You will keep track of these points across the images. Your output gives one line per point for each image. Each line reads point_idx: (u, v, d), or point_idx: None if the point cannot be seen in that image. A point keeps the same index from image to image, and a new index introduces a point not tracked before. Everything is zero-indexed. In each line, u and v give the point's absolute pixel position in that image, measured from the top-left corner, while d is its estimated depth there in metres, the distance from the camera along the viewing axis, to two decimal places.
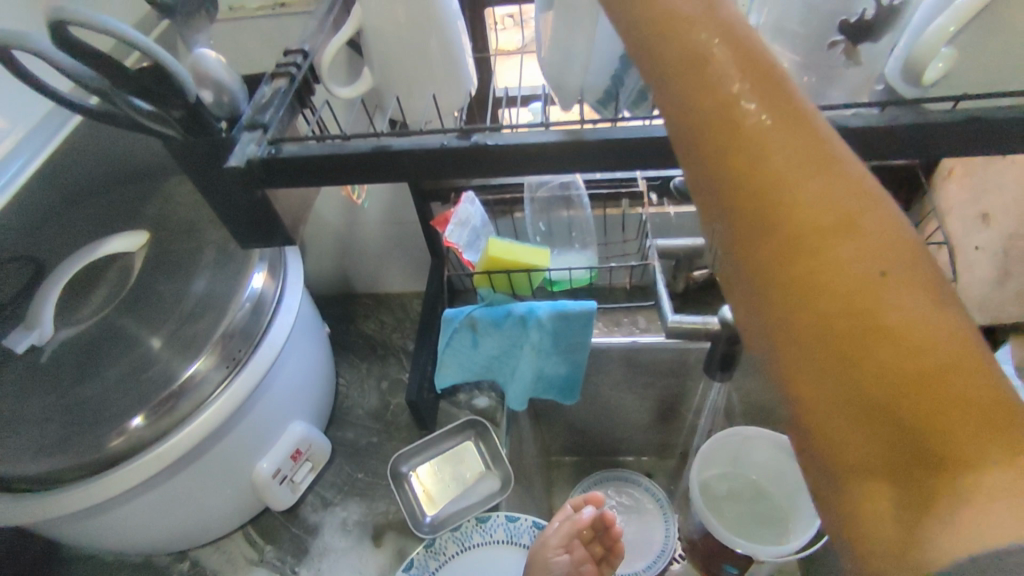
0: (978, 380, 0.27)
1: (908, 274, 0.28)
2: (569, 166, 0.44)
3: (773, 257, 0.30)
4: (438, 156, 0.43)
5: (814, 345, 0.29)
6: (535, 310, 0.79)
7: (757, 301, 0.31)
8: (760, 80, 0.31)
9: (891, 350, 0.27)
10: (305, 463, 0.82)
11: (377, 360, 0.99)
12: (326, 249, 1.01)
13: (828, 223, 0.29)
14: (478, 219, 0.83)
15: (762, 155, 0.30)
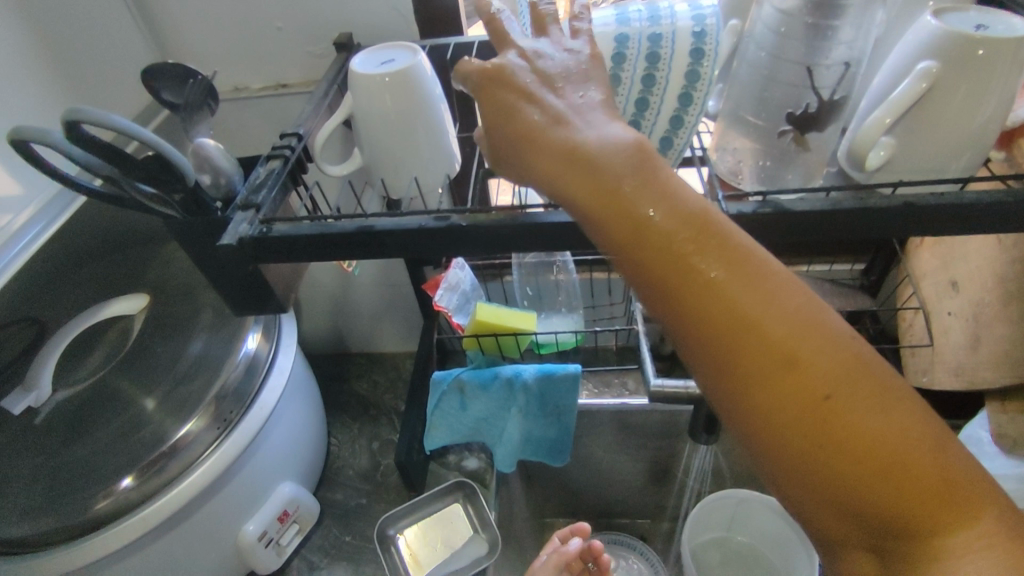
0: (930, 466, 0.31)
1: (856, 389, 0.32)
2: (542, 244, 0.47)
3: (748, 393, 0.33)
4: (418, 234, 0.46)
5: (795, 465, 0.33)
6: (522, 373, 0.80)
7: (740, 425, 0.34)
8: (698, 226, 0.34)
9: (859, 463, 0.31)
10: (293, 525, 0.82)
11: (369, 421, 1.01)
12: (322, 310, 1.04)
13: (787, 357, 0.32)
14: (469, 283, 0.86)
15: (725, 295, 0.33)
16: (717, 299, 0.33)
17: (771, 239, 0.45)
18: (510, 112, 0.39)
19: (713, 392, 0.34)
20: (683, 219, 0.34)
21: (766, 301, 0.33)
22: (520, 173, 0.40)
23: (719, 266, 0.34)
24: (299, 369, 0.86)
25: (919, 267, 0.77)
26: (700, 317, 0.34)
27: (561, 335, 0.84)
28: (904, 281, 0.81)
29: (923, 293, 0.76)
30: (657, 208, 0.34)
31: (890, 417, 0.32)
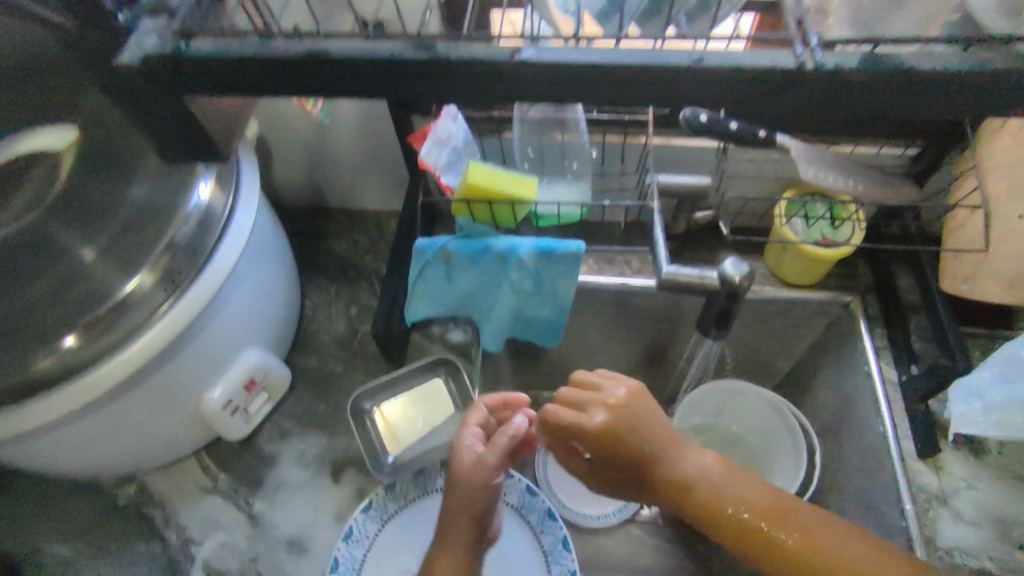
0: (841, 554, 0.49)
1: (790, 521, 0.51)
2: (541, 88, 0.36)
3: (730, 532, 0.52)
4: (389, 67, 0.36)
5: (735, 538, 0.52)
6: (516, 248, 0.69)
7: (727, 539, 0.52)
8: (710, 472, 0.54)
9: (782, 539, 0.50)
10: (261, 392, 0.77)
11: (346, 284, 0.94)
12: (295, 158, 0.91)
13: (760, 528, 0.51)
14: (461, 138, 0.74)
15: (689, 488, 0.53)
16: (713, 499, 0.53)
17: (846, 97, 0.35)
18: (571, 421, 0.56)
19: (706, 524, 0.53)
20: (699, 470, 0.54)
21: (738, 504, 0.52)
22: (561, 430, 0.57)
23: (727, 505, 0.52)
24: (263, 226, 0.75)
25: (992, 157, 0.66)
26: (705, 508, 0.53)
27: (563, 207, 0.73)
28: (968, 172, 0.70)
29: (990, 187, 0.66)
30: (689, 473, 0.54)
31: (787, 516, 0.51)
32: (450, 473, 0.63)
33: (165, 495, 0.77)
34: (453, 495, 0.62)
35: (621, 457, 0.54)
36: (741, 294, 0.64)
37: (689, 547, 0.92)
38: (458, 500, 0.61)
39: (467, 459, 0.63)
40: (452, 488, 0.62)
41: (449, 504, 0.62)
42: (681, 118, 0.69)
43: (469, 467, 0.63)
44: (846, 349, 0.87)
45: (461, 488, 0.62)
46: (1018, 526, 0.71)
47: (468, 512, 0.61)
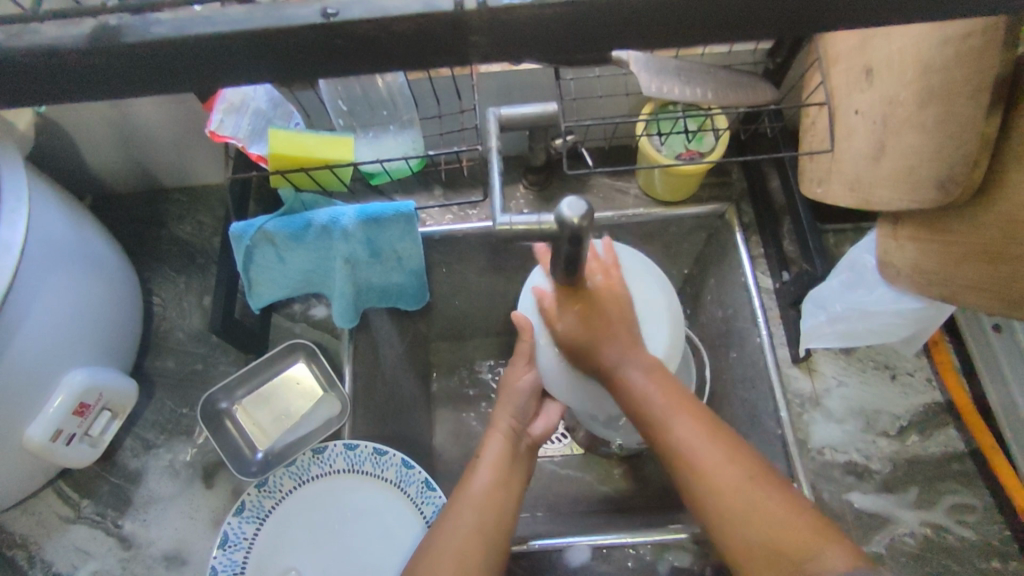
0: (721, 460, 0.56)
1: (693, 413, 0.58)
2: (251, 64, 0.27)
3: (663, 395, 0.58)
4: (44, 54, 0.26)
5: (678, 398, 0.58)
6: (339, 217, 0.64)
7: (664, 380, 0.59)
8: (655, 369, 0.60)
9: (684, 426, 0.57)
10: (103, 411, 0.71)
11: (197, 272, 0.86)
12: (101, 138, 0.79)
13: (676, 400, 0.58)
14: (263, 99, 0.66)
15: (667, 426, 0.57)
16: (665, 424, 0.58)
17: (642, 32, 0.27)
18: (638, 400, 0.58)
19: (652, 403, 0.58)
20: (648, 374, 0.59)
21: (671, 384, 0.59)
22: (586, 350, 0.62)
23: (677, 415, 0.58)
24: (56, 234, 0.65)
25: (833, 46, 0.60)
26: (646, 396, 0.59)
27: (389, 164, 0.67)
28: (814, 67, 0.64)
29: (832, 82, 0.60)
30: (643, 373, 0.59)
31: (669, 426, 0.57)
32: (475, 481, 0.61)
33: (23, 534, 0.71)
34: (463, 518, 0.58)
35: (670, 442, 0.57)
36: (584, 236, 0.54)
37: (594, 474, 0.92)
38: (477, 509, 0.59)
39: (493, 474, 0.62)
40: (480, 502, 0.59)
41: (451, 513, 0.59)
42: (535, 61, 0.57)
43: (494, 475, 0.62)
44: (725, 263, 0.82)
45: (475, 504, 0.59)
46: (882, 413, 0.72)
47: (462, 525, 0.58)
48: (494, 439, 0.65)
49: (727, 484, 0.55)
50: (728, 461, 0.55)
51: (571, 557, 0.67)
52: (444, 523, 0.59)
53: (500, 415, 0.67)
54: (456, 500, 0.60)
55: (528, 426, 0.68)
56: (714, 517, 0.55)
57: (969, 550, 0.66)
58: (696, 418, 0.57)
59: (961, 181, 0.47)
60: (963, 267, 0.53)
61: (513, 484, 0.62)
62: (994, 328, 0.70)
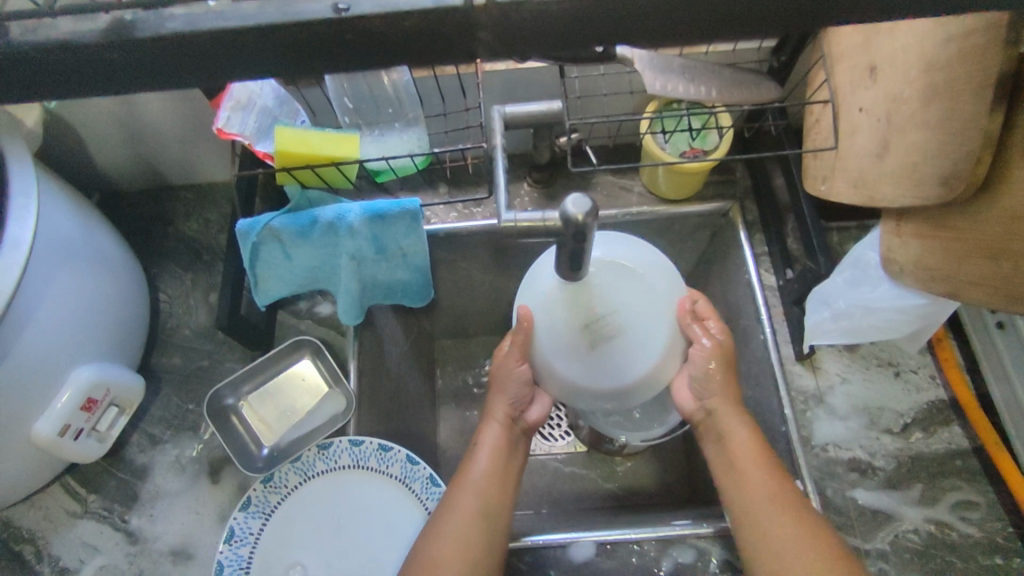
0: (779, 502, 0.56)
1: (771, 481, 0.58)
2: (265, 61, 0.28)
3: (761, 475, 0.58)
4: (62, 50, 0.26)
5: (772, 480, 0.58)
6: (345, 213, 0.64)
7: (762, 467, 0.59)
8: (745, 439, 0.61)
9: (768, 494, 0.57)
10: (111, 407, 0.72)
11: (203, 269, 0.86)
12: (109, 136, 0.79)
13: (761, 475, 0.58)
14: (270, 97, 0.66)
15: (745, 471, 0.59)
16: (738, 469, 0.60)
17: (648, 29, 0.28)
18: (733, 447, 0.61)
19: (744, 470, 0.60)
20: (750, 444, 0.61)
21: (758, 453, 0.60)
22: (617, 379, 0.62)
23: (769, 478, 0.58)
24: (64, 231, 0.66)
25: (836, 44, 0.60)
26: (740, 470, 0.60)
27: (393, 161, 0.67)
28: (818, 64, 0.64)
29: (836, 80, 0.61)
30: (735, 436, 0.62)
31: (750, 498, 0.58)
32: (471, 476, 0.62)
33: (31, 528, 0.72)
34: (464, 505, 0.59)
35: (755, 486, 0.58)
36: (589, 233, 0.54)
37: (597, 471, 0.92)
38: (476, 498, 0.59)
39: (492, 462, 0.62)
40: (480, 491, 0.60)
41: (451, 503, 0.60)
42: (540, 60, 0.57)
43: (489, 467, 0.62)
44: (729, 260, 0.82)
45: (475, 495, 0.60)
46: (886, 410, 0.72)
47: (461, 515, 0.58)
48: (489, 432, 0.65)
49: (778, 523, 0.55)
50: (788, 509, 0.56)
51: (575, 553, 0.67)
52: (444, 516, 0.59)
53: (496, 403, 0.66)
54: (456, 489, 0.61)
55: (522, 412, 0.68)
56: (755, 536, 0.56)
57: (973, 546, 0.66)
58: (774, 483, 0.58)
59: (964, 177, 0.47)
60: (967, 263, 0.53)
61: (509, 475, 0.63)
62: (998, 326, 0.70)
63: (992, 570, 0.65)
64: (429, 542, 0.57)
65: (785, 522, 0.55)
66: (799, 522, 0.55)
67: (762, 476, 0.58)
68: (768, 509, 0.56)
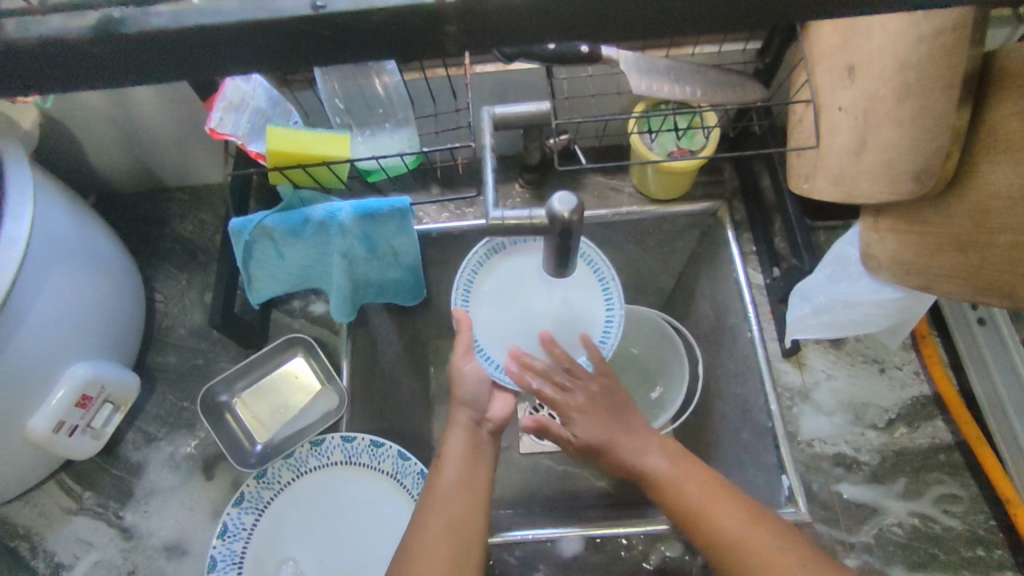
0: (720, 505, 0.57)
1: (698, 483, 0.59)
2: (248, 56, 0.29)
3: (682, 478, 0.59)
4: (51, 45, 0.27)
5: (698, 478, 0.59)
6: (336, 213, 0.65)
7: (678, 472, 0.60)
8: (668, 451, 0.62)
9: (694, 489, 0.58)
10: (105, 404, 0.72)
11: (198, 269, 0.87)
12: (105, 137, 0.80)
13: (663, 478, 0.60)
14: (262, 98, 0.68)
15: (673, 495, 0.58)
16: (675, 490, 0.58)
17: (615, 27, 0.29)
18: (640, 467, 0.62)
19: (676, 490, 0.58)
20: (662, 451, 0.62)
21: (681, 460, 0.61)
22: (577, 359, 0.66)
23: (671, 468, 0.60)
24: (59, 229, 0.67)
25: (817, 45, 0.61)
26: (669, 499, 0.59)
27: (383, 161, 0.68)
28: (800, 65, 0.65)
29: (817, 80, 0.62)
30: (640, 454, 0.62)
31: (696, 518, 0.56)
32: (439, 481, 0.59)
33: (26, 525, 0.72)
34: (444, 508, 0.57)
35: (694, 521, 0.57)
36: (574, 232, 0.55)
37: (589, 468, 0.93)
38: (455, 501, 0.57)
39: (463, 471, 0.59)
40: (451, 502, 0.57)
41: (428, 509, 0.57)
42: (527, 61, 0.58)
43: (459, 474, 0.59)
44: (717, 259, 0.83)
45: (456, 495, 0.58)
46: (871, 406, 0.73)
47: (440, 524, 0.56)
48: (453, 435, 0.63)
49: (724, 512, 0.56)
50: (719, 498, 0.57)
51: (564, 548, 0.68)
52: (421, 522, 0.56)
53: (457, 410, 0.65)
54: (429, 499, 0.58)
55: (485, 411, 0.66)
56: (720, 546, 0.55)
57: (956, 539, 0.67)
58: (719, 494, 0.57)
59: (935, 172, 0.49)
60: (939, 257, 0.54)
61: (479, 469, 0.61)
62: (979, 322, 0.71)
63: (975, 563, 0.66)
64: (407, 548, 0.55)
65: (722, 506, 0.56)
66: (728, 504, 0.57)
67: (688, 489, 0.58)
68: (723, 509, 0.56)
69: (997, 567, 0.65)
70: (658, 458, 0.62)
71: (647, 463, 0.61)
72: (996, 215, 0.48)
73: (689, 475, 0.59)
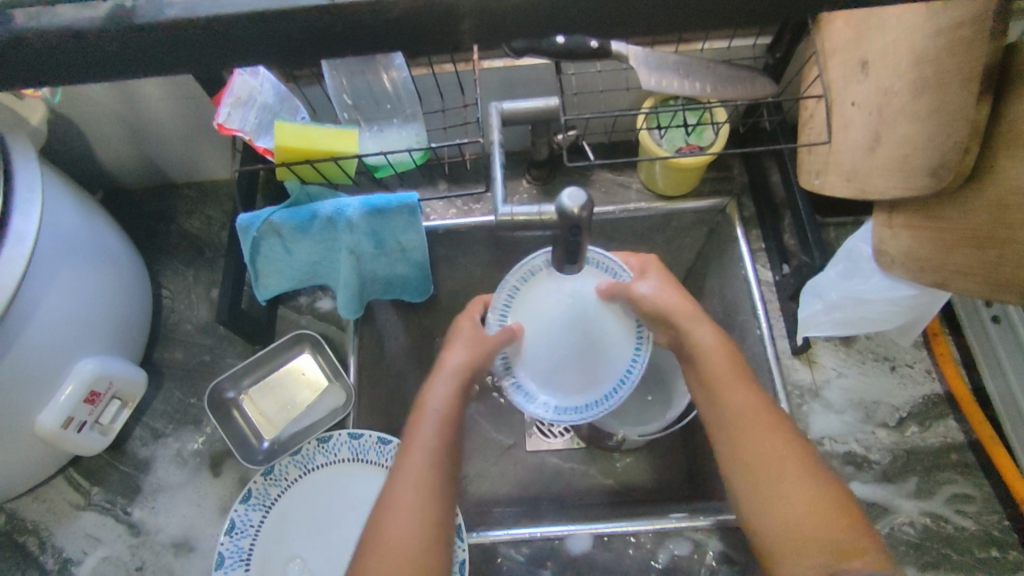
0: (782, 460, 0.54)
1: (771, 432, 0.55)
2: (261, 45, 0.28)
3: (746, 416, 0.57)
4: (61, 36, 0.27)
5: (759, 416, 0.57)
6: (344, 208, 0.65)
7: (750, 410, 0.57)
8: (758, 395, 0.58)
9: (769, 436, 0.55)
10: (113, 400, 0.72)
11: (205, 265, 0.87)
12: (112, 133, 0.80)
13: (747, 412, 0.57)
14: (269, 93, 0.67)
15: (739, 430, 0.57)
16: (739, 425, 0.56)
17: (634, 20, 0.28)
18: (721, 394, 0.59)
19: (733, 421, 0.57)
20: (742, 380, 0.59)
21: (764, 409, 0.57)
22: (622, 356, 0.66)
23: (746, 405, 0.57)
24: (68, 225, 0.67)
25: (830, 39, 0.61)
26: (733, 435, 0.57)
27: (392, 157, 0.68)
28: (811, 59, 0.65)
29: (829, 74, 0.61)
30: (720, 379, 0.59)
31: (740, 441, 0.56)
32: (417, 435, 0.56)
33: (35, 520, 0.73)
34: (412, 464, 0.54)
35: (742, 457, 0.55)
36: (583, 228, 0.54)
37: (596, 466, 0.92)
38: (424, 458, 0.54)
39: (440, 426, 0.57)
40: (422, 455, 0.55)
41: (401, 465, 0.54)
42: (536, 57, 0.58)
43: (438, 431, 0.57)
44: (726, 256, 0.82)
45: (429, 450, 0.55)
46: (882, 404, 0.72)
47: (412, 479, 0.53)
48: (439, 383, 0.60)
49: (782, 465, 0.54)
50: (781, 449, 0.54)
51: (572, 546, 0.67)
52: (396, 475, 0.54)
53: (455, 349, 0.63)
54: (406, 448, 0.56)
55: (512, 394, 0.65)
56: (766, 494, 0.53)
57: (969, 539, 0.66)
58: (766, 422, 0.56)
59: (952, 168, 0.48)
60: (955, 253, 0.53)
61: (456, 427, 0.58)
62: (993, 320, 0.71)
63: (987, 563, 0.65)
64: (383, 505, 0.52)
65: (796, 469, 0.53)
66: (793, 458, 0.54)
67: (760, 426, 0.56)
68: (775, 457, 0.54)
69: (1011, 568, 0.65)
70: (737, 389, 0.58)
71: (701, 357, 0.61)
72: (1016, 210, 0.48)
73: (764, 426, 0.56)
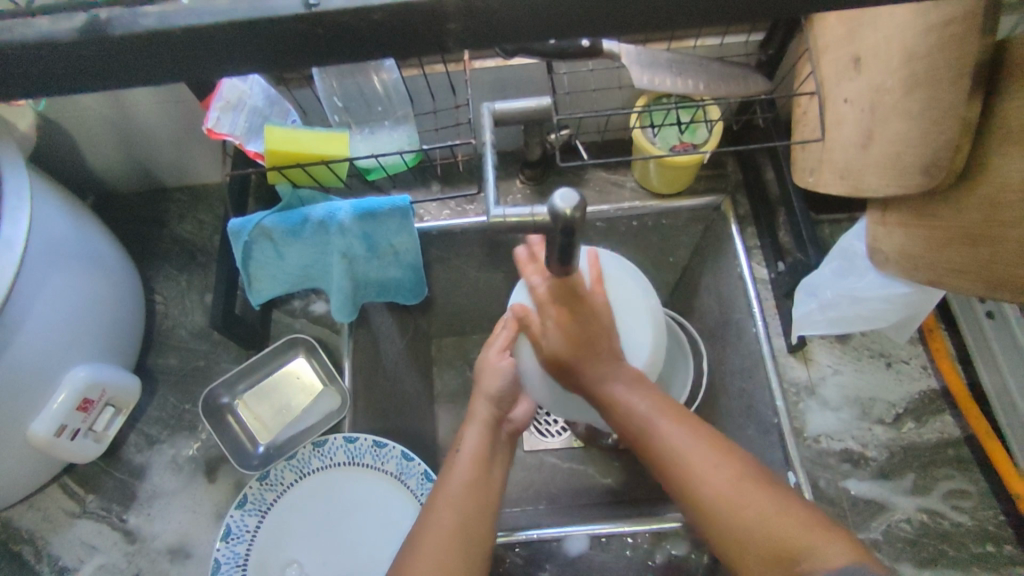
0: (691, 453, 0.51)
1: (679, 423, 0.53)
2: (241, 55, 0.28)
3: (652, 412, 0.54)
4: (37, 48, 0.26)
5: (666, 412, 0.54)
6: (335, 212, 0.65)
7: (657, 405, 0.55)
8: (644, 389, 0.56)
9: (676, 436, 0.52)
10: (107, 407, 0.72)
11: (198, 270, 0.87)
12: (102, 138, 0.80)
13: (638, 418, 0.55)
14: (259, 96, 0.67)
15: (647, 427, 0.54)
16: (643, 418, 0.54)
17: (614, 24, 0.28)
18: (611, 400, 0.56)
19: (645, 418, 0.54)
20: (638, 388, 0.56)
21: (674, 412, 0.54)
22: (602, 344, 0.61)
23: (643, 402, 0.55)
24: (57, 232, 0.66)
25: (822, 36, 0.60)
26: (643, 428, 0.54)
27: (383, 159, 0.68)
28: (804, 56, 0.65)
29: (821, 71, 0.61)
30: (609, 381, 0.57)
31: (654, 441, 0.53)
32: (446, 484, 0.58)
33: (30, 529, 0.72)
34: (442, 513, 0.55)
35: (667, 460, 0.52)
36: (577, 228, 0.52)
37: (594, 466, 0.92)
38: (456, 505, 0.56)
39: (473, 471, 0.59)
40: (455, 500, 0.56)
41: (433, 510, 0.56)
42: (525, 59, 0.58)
43: (468, 475, 0.58)
44: (721, 254, 0.82)
45: (456, 496, 0.56)
46: (878, 401, 0.72)
47: (444, 524, 0.54)
48: (471, 434, 0.62)
49: (704, 459, 0.51)
50: (701, 448, 0.52)
51: (570, 548, 0.67)
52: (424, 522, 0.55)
53: (480, 403, 0.65)
54: (438, 497, 0.57)
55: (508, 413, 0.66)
56: (702, 498, 0.50)
57: (965, 535, 0.66)
58: (673, 414, 0.54)
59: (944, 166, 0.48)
60: (948, 251, 0.53)
61: (492, 475, 0.60)
62: (987, 315, 0.71)
63: (983, 558, 0.65)
64: (409, 551, 0.53)
65: (704, 458, 0.51)
66: (713, 452, 0.51)
67: (657, 420, 0.54)
68: (700, 454, 0.51)
69: (1007, 563, 0.65)
70: (626, 388, 0.56)
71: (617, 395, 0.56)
72: (1008, 207, 0.47)
73: (675, 415, 0.54)
